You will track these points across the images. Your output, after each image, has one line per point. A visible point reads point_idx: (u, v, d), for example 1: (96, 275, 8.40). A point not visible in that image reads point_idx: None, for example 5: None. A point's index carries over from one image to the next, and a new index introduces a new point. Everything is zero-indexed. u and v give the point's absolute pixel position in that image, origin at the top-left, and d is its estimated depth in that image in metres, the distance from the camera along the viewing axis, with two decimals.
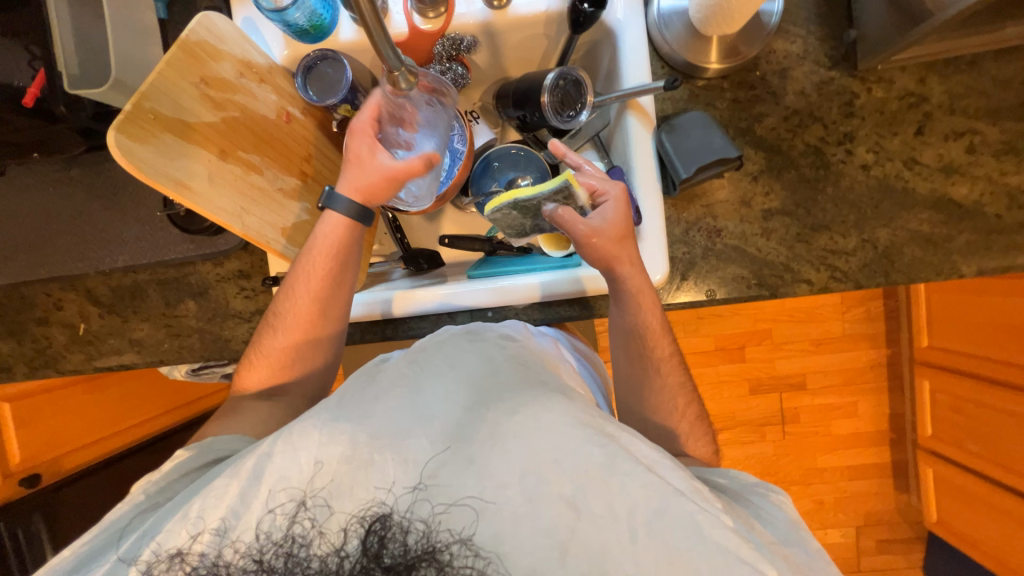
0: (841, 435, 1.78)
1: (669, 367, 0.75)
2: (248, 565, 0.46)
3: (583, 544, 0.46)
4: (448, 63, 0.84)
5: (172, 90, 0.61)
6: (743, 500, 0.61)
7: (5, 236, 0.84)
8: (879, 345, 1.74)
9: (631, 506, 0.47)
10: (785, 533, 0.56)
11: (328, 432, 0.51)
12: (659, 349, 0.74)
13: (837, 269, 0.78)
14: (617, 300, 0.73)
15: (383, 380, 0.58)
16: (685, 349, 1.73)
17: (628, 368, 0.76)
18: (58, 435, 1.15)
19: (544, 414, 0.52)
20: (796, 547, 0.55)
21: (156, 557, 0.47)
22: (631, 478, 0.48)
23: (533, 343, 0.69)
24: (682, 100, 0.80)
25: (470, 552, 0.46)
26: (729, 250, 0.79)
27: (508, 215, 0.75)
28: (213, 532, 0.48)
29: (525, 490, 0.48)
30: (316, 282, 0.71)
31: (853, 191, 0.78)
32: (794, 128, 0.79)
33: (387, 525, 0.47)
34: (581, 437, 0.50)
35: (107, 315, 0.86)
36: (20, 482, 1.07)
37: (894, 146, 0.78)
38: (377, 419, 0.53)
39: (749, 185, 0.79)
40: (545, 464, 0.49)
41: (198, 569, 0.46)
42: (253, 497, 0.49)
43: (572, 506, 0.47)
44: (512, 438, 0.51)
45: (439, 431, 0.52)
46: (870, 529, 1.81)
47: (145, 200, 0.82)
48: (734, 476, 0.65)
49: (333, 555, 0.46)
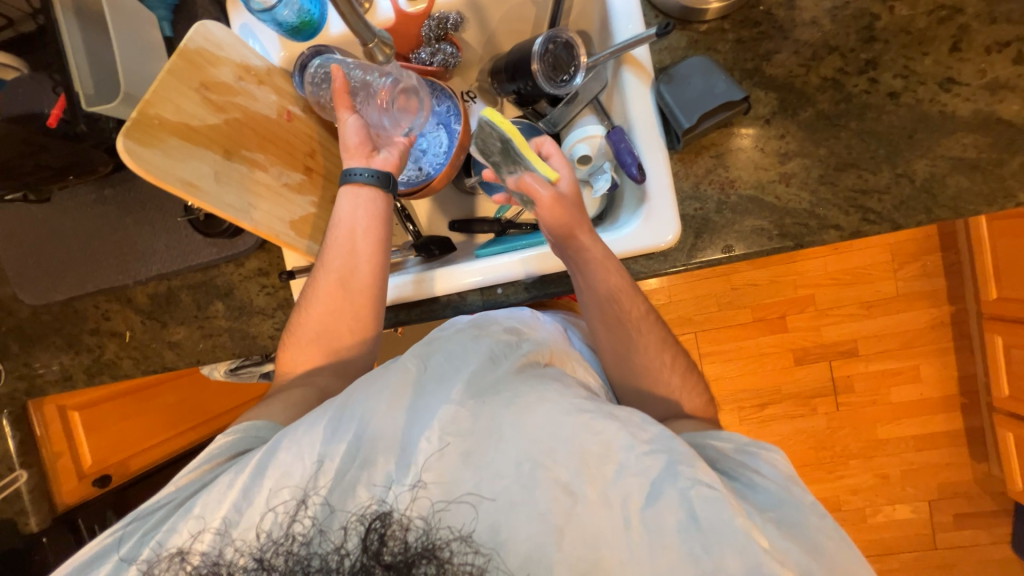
0: (904, 403, 1.65)
1: (652, 332, 0.73)
2: (248, 564, 0.50)
3: (580, 528, 0.48)
4: (437, 44, 0.85)
5: (174, 96, 0.64)
6: (736, 461, 0.57)
7: (54, 257, 0.92)
8: (940, 302, 1.59)
9: (626, 496, 0.49)
10: (777, 492, 0.53)
11: (326, 433, 0.52)
12: (638, 321, 0.72)
13: (870, 211, 0.71)
14: (582, 271, 0.70)
15: (384, 372, 0.56)
16: (719, 323, 1.66)
17: (614, 339, 0.72)
18: (120, 440, 1.24)
19: (542, 404, 0.52)
20: (796, 508, 0.52)
21: (157, 557, 0.51)
22: (628, 468, 0.49)
23: (539, 333, 0.67)
24: (681, 48, 0.76)
25: (470, 549, 0.48)
26: (746, 202, 0.74)
27: (491, 138, 0.67)
28: (214, 532, 0.51)
29: (521, 478, 0.49)
30: (345, 254, 0.74)
31: (881, 124, 0.71)
32: (807, 62, 0.73)
33: (387, 523, 0.49)
34: (578, 425, 0.51)
35: (148, 322, 0.92)
36: (93, 482, 1.17)
37: (925, 68, 0.70)
38: (377, 422, 0.52)
39: (762, 130, 0.74)
40: (542, 451, 0.50)
41: (199, 567, 0.50)
42: (253, 496, 0.51)
43: (568, 491, 0.49)
44: (509, 433, 0.51)
45: (437, 430, 0.51)
46: (946, 504, 1.66)
47: (171, 210, 0.88)
48: (731, 436, 0.60)
49: (334, 553, 0.49)
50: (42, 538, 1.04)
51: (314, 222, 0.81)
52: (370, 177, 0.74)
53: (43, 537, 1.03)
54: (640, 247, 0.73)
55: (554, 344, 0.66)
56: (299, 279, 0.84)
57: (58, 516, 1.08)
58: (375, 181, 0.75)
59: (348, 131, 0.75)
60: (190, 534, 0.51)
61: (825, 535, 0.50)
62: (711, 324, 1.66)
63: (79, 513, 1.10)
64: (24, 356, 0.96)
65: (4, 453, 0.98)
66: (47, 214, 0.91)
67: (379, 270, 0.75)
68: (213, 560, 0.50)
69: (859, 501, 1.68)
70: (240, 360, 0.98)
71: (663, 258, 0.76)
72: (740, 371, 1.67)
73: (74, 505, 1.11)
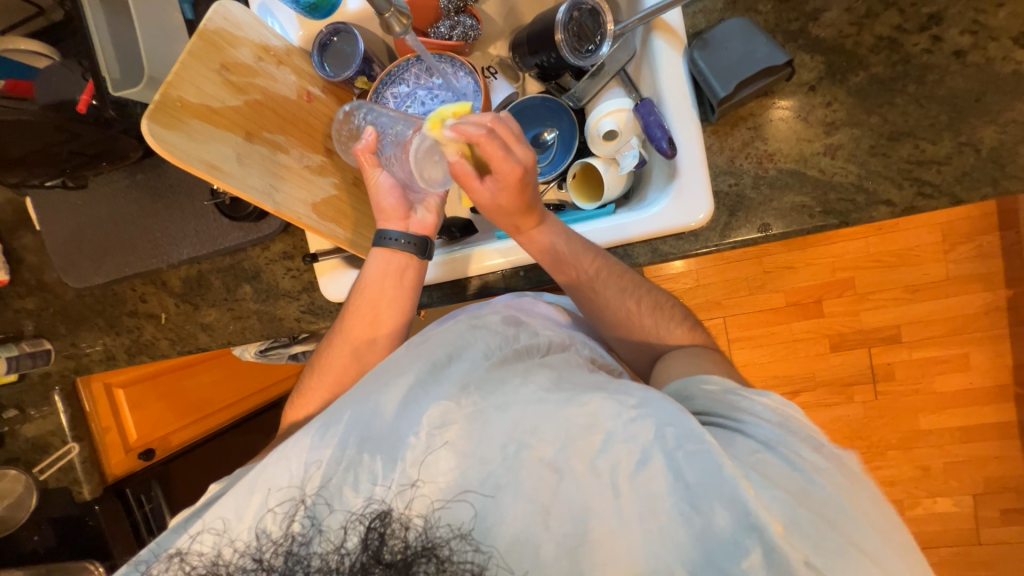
0: (950, 392, 1.55)
1: (635, 296, 0.70)
2: (247, 564, 0.50)
3: (566, 504, 0.48)
4: (456, 16, 0.82)
5: (195, 78, 0.64)
6: (724, 402, 0.54)
7: (93, 242, 0.95)
8: (996, 286, 1.47)
9: (614, 463, 0.47)
10: (778, 432, 0.50)
11: (319, 438, 0.54)
12: (608, 290, 0.70)
13: (927, 183, 0.65)
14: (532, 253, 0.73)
15: (383, 369, 0.59)
16: (749, 307, 1.59)
17: (597, 309, 0.71)
18: (160, 418, 1.31)
19: (524, 388, 0.54)
20: (786, 445, 0.48)
21: (159, 558, 0.53)
22: (616, 435, 0.48)
23: (538, 324, 0.67)
24: (717, 10, 0.71)
25: (470, 546, 0.48)
26: (786, 175, 0.69)
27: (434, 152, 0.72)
28: (213, 533, 0.52)
29: (505, 460, 0.49)
30: (367, 299, 0.75)
31: (944, 87, 0.65)
32: (860, 20, 0.67)
33: (387, 522, 0.49)
34: (561, 403, 0.51)
35: (181, 304, 0.96)
36: (138, 455, 1.23)
37: (998, 21, 0.63)
38: (370, 419, 0.54)
39: (806, 98, 0.68)
40: (526, 432, 0.50)
41: (199, 567, 0.51)
42: (249, 505, 0.52)
43: (554, 470, 0.49)
44: (493, 417, 0.52)
45: (425, 427, 0.52)
46: (991, 498, 1.57)
47: (198, 194, 0.90)
48: (720, 378, 0.58)
49: (333, 552, 0.49)
50: (94, 505, 1.09)
51: (336, 204, 0.80)
52: (406, 243, 0.76)
53: (96, 506, 1.09)
54: (659, 232, 0.70)
55: (554, 334, 0.66)
56: (323, 261, 0.85)
57: (108, 485, 1.13)
58: (411, 247, 0.76)
59: (382, 192, 0.77)
60: (189, 536, 0.53)
61: (811, 466, 0.47)
62: (740, 309, 1.60)
63: (127, 484, 1.17)
64: (71, 336, 1.01)
65: (58, 428, 1.04)
66: (85, 200, 0.94)
67: (400, 315, 0.76)
68: (212, 560, 0.51)
69: (897, 493, 1.61)
70: (269, 342, 1.01)
71: (693, 238, 0.72)
72: (772, 356, 1.61)
73: (122, 476, 1.18)
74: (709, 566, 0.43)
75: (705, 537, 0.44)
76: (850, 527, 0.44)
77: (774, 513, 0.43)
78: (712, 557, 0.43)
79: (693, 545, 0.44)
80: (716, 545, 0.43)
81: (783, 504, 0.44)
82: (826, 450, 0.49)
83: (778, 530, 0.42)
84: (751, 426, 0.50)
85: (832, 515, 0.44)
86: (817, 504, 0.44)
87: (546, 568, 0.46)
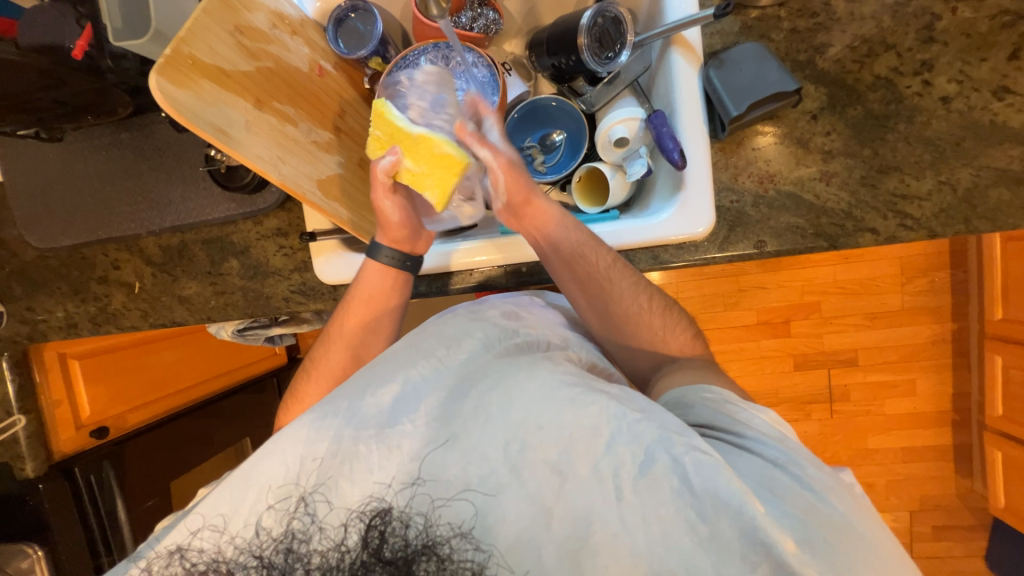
0: (897, 415, 1.67)
1: (647, 293, 0.72)
2: (248, 561, 0.49)
3: (569, 507, 0.48)
4: (479, 8, 0.84)
5: (208, 38, 0.61)
6: (725, 414, 0.56)
7: (63, 201, 0.89)
8: (945, 319, 1.60)
9: (616, 466, 0.48)
10: (779, 448, 0.52)
11: (316, 430, 0.53)
12: (622, 285, 0.70)
13: (908, 216, 0.70)
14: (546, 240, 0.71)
15: (382, 365, 0.58)
16: (725, 322, 1.66)
17: (609, 306, 0.71)
18: (120, 393, 1.21)
19: (529, 384, 0.53)
20: (794, 463, 0.51)
21: (156, 554, 0.51)
22: (619, 437, 0.49)
23: (538, 318, 0.69)
24: (733, 33, 0.75)
25: (470, 545, 0.48)
26: (784, 197, 0.73)
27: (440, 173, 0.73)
28: (212, 529, 0.51)
29: (508, 460, 0.49)
30: (360, 298, 0.75)
31: (930, 128, 0.70)
32: (862, 58, 0.71)
33: (387, 520, 0.49)
34: (565, 402, 0.51)
35: (159, 274, 0.90)
36: (91, 433, 1.12)
37: (981, 74, 0.69)
38: (367, 415, 0.53)
39: (807, 125, 0.72)
40: (529, 433, 0.50)
41: (197, 563, 0.50)
42: (248, 501, 0.51)
43: (557, 471, 0.49)
44: (495, 413, 0.51)
45: (422, 415, 0.53)
46: (925, 515, 1.69)
47: (189, 159, 0.85)
48: (721, 390, 0.60)
49: (333, 550, 0.48)
50: (38, 484, 1.01)
51: (341, 183, 0.78)
52: (388, 259, 0.75)
53: (40, 484, 1.00)
54: (630, 245, 0.74)
55: (554, 333, 0.67)
56: (321, 241, 0.82)
57: (53, 463, 1.05)
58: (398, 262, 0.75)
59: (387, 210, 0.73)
60: (188, 533, 0.51)
61: (820, 485, 0.50)
62: (715, 324, 1.66)
63: (77, 463, 1.07)
64: (27, 300, 0.94)
65: (3, 398, 0.96)
66: (58, 154, 0.88)
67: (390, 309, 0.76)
68: (212, 557, 0.50)
69: None
70: (250, 321, 0.97)
71: (692, 249, 0.74)
72: (741, 371, 1.68)
73: (72, 455, 1.08)
74: (712, 569, 0.45)
75: (706, 540, 0.46)
76: (858, 539, 0.47)
77: (782, 529, 0.45)
78: (715, 560, 0.45)
79: (696, 547, 0.46)
80: (716, 548, 0.45)
81: (795, 523, 0.46)
82: (827, 469, 0.53)
83: (789, 546, 0.44)
84: (755, 443, 0.53)
85: (841, 532, 0.47)
86: (826, 517, 0.47)
87: (546, 568, 0.47)
